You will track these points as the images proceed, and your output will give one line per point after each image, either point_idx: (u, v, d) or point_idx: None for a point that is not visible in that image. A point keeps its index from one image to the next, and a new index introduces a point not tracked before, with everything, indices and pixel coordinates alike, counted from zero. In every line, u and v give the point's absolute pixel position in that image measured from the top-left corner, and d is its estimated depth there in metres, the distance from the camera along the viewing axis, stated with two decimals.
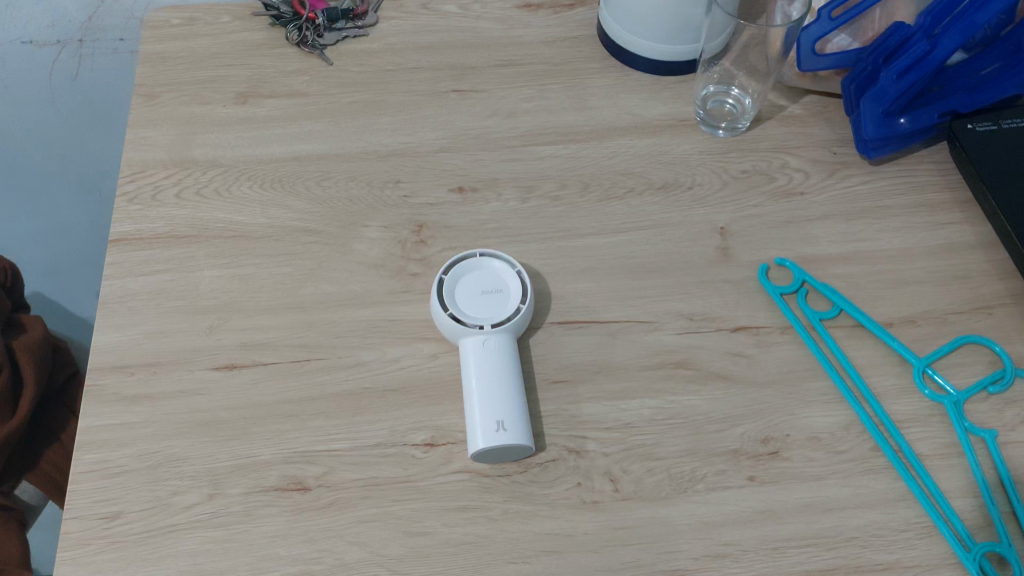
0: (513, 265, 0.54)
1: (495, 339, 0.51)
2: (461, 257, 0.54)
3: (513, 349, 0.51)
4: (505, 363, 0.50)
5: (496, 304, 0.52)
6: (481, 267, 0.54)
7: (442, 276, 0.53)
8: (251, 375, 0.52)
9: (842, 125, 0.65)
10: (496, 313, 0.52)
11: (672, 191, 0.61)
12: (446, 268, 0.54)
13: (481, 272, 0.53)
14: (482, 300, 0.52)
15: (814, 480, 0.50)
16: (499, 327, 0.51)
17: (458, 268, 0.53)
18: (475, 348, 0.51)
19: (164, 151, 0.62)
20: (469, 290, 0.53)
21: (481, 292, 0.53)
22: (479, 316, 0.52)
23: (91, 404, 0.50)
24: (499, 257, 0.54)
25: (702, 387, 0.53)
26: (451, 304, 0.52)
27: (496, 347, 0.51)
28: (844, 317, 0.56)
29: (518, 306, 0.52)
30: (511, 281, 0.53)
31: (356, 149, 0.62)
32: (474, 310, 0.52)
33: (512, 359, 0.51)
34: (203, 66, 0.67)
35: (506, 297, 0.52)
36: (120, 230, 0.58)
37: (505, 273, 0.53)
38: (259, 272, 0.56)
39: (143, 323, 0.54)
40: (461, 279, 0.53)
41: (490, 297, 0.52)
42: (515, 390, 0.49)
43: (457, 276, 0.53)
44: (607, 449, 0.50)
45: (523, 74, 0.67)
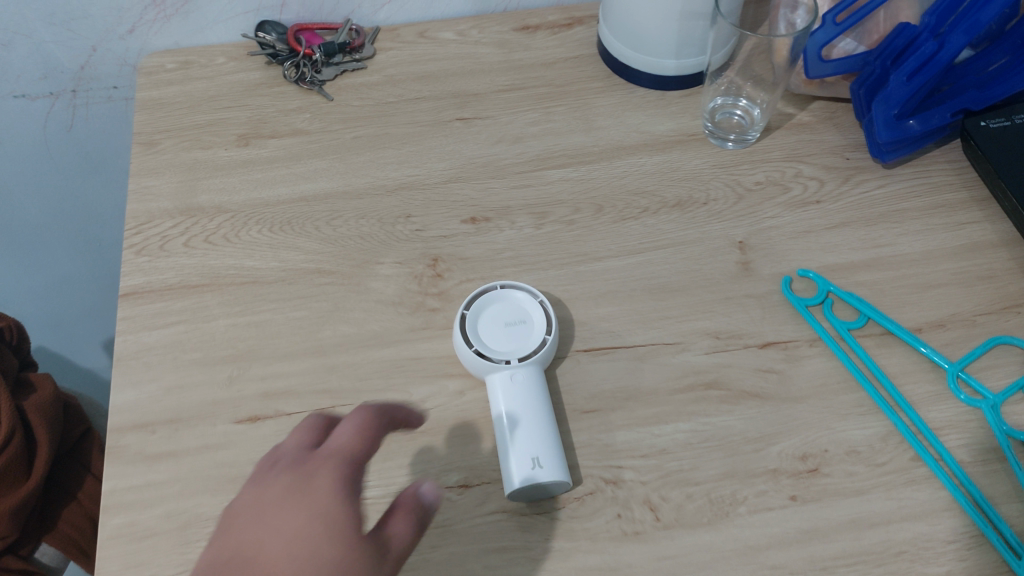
0: (535, 295, 0.53)
1: (524, 371, 0.50)
2: (480, 290, 0.53)
3: (542, 382, 0.50)
4: (536, 397, 0.49)
5: (521, 335, 0.51)
6: (501, 298, 0.53)
7: (462, 311, 0.52)
8: (275, 425, 0.50)
9: (852, 130, 0.65)
10: (522, 345, 0.51)
11: (687, 208, 0.60)
12: (468, 302, 0.53)
13: (503, 304, 0.53)
14: (506, 332, 0.52)
15: (856, 496, 0.49)
16: (528, 360, 0.50)
17: (478, 302, 0.53)
18: (504, 382, 0.49)
19: (169, 200, 0.61)
20: (493, 323, 0.52)
21: (504, 323, 0.52)
22: (506, 349, 0.51)
23: (114, 465, 0.49)
24: (520, 287, 0.53)
25: (735, 407, 0.52)
26: (475, 339, 0.51)
27: (525, 380, 0.49)
28: (872, 325, 0.55)
29: (544, 336, 0.51)
30: (534, 311, 0.52)
31: (363, 186, 0.61)
32: (499, 344, 0.51)
33: (543, 392, 0.50)
34: (202, 110, 0.66)
35: (530, 329, 0.52)
36: (130, 283, 0.56)
37: (527, 304, 0.53)
38: (275, 318, 0.55)
39: (161, 377, 0.52)
40: (482, 313, 0.52)
41: (515, 328, 0.52)
42: (549, 425, 0.48)
43: (478, 310, 0.52)
44: (643, 477, 0.49)
45: (526, 98, 0.67)
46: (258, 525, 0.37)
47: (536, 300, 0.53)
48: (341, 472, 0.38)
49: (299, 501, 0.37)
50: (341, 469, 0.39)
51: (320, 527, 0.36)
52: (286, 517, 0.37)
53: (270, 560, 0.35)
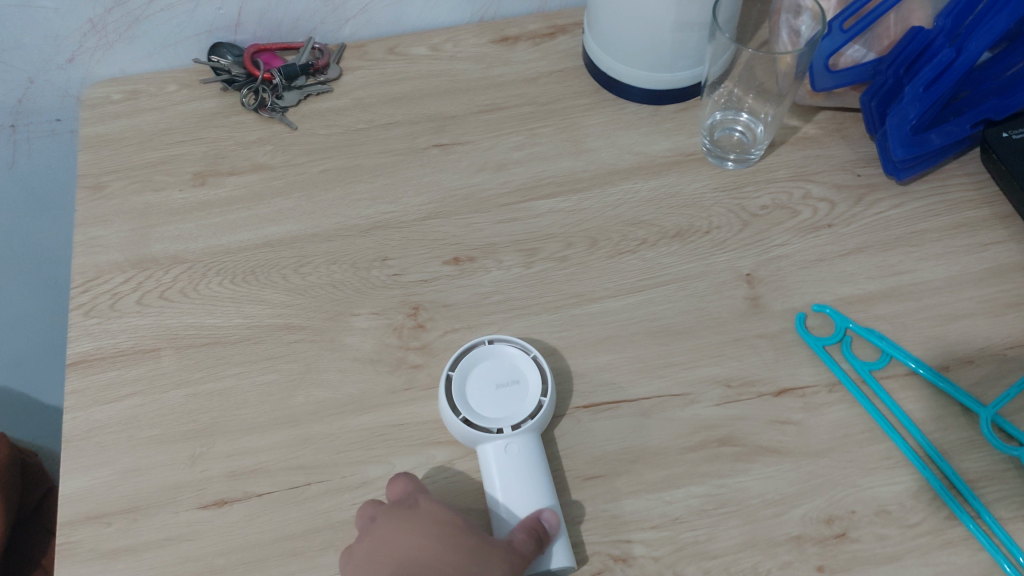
0: (528, 350, 0.48)
1: (518, 441, 0.45)
2: (468, 349, 0.48)
3: (540, 452, 0.45)
4: (533, 471, 0.44)
5: (514, 398, 0.46)
6: (491, 356, 0.48)
7: (448, 373, 0.48)
8: (245, 510, 0.45)
9: (862, 143, 0.60)
10: (515, 410, 0.46)
11: (688, 237, 0.55)
12: (453, 363, 0.48)
13: (493, 363, 0.48)
14: (497, 394, 0.47)
15: (889, 564, 0.44)
16: (523, 429, 0.45)
17: (466, 362, 0.48)
18: (497, 455, 0.45)
19: (120, 251, 0.55)
20: (482, 385, 0.47)
21: (495, 385, 0.47)
22: (498, 416, 0.46)
23: (65, 565, 0.44)
24: (511, 343, 0.48)
25: (751, 466, 0.47)
26: (463, 406, 0.46)
27: (520, 452, 0.45)
28: (895, 365, 0.50)
29: (539, 399, 0.46)
30: (528, 369, 0.48)
31: (334, 226, 0.56)
32: (489, 409, 0.46)
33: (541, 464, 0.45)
34: (153, 146, 0.60)
35: (524, 390, 0.47)
36: (78, 350, 0.51)
37: (520, 361, 0.48)
38: (241, 384, 0.50)
39: (116, 460, 0.47)
40: (471, 374, 0.48)
41: (507, 390, 0.47)
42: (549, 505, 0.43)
43: (466, 372, 0.48)
44: (655, 552, 0.45)
45: (508, 119, 0.61)
46: (398, 543, 0.41)
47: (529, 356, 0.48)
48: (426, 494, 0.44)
49: (416, 518, 0.42)
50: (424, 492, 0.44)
51: (452, 528, 0.41)
52: (414, 530, 0.41)
53: (433, 561, 0.40)
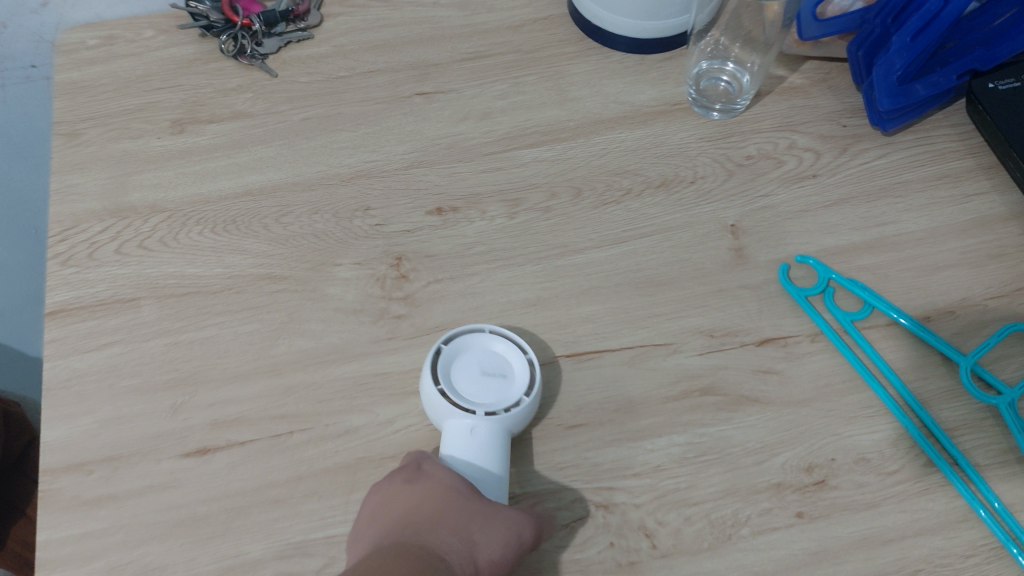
0: (525, 350, 0.47)
1: (488, 427, 0.43)
2: (464, 331, 0.47)
3: (505, 447, 0.44)
4: (493, 461, 0.43)
5: (496, 390, 0.45)
6: (486, 344, 0.47)
7: (439, 345, 0.46)
8: (228, 459, 0.45)
9: (849, 93, 0.59)
10: (495, 400, 0.44)
11: (674, 188, 0.55)
12: (447, 339, 0.47)
13: (485, 351, 0.46)
14: (480, 381, 0.45)
15: (867, 510, 0.45)
16: (495, 418, 0.43)
17: (460, 342, 0.46)
18: (461, 436, 0.43)
19: (98, 199, 0.54)
20: (469, 368, 0.46)
21: (480, 371, 0.46)
22: (473, 399, 0.44)
23: (47, 514, 0.44)
24: (510, 338, 0.47)
25: (733, 415, 0.48)
26: (443, 379, 0.45)
27: (486, 437, 0.43)
28: (877, 316, 0.51)
29: (522, 397, 0.44)
30: (520, 368, 0.46)
31: (316, 175, 0.55)
32: (468, 392, 0.45)
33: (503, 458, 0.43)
34: (130, 93, 0.59)
35: (508, 386, 0.45)
36: (56, 300, 0.50)
37: (514, 358, 0.46)
38: (222, 334, 0.49)
39: (96, 409, 0.47)
40: (460, 354, 0.46)
41: (492, 380, 0.45)
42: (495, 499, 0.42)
43: (457, 350, 0.46)
44: (637, 499, 0.45)
45: (492, 67, 0.60)
46: (402, 499, 0.40)
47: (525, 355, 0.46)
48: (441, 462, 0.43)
49: (424, 479, 0.41)
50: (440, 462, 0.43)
51: (454, 491, 0.40)
52: (419, 489, 0.40)
53: (426, 518, 0.39)
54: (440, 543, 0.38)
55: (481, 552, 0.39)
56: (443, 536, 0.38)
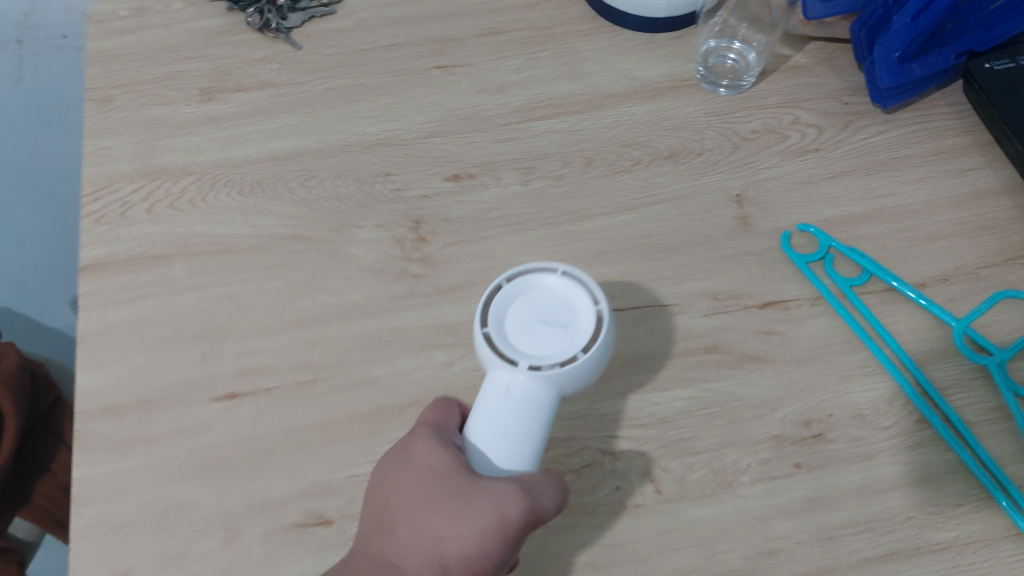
0: (596, 300, 0.41)
1: (529, 384, 0.40)
2: (537, 272, 0.42)
3: (545, 409, 0.40)
4: (524, 430, 0.40)
5: (551, 340, 0.40)
6: (553, 289, 0.42)
7: (501, 282, 0.42)
8: (255, 404, 0.48)
9: (851, 72, 0.61)
10: (547, 351, 0.40)
11: (682, 159, 0.57)
12: (511, 275, 0.42)
13: (551, 296, 0.42)
14: (535, 330, 0.41)
15: (862, 462, 0.47)
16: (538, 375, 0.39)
17: (526, 282, 0.42)
18: (497, 393, 0.40)
19: (129, 162, 0.57)
20: (528, 313, 0.41)
21: (540, 321, 0.41)
22: (522, 347, 0.41)
23: (83, 452, 0.46)
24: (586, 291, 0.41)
25: (736, 371, 0.50)
26: (495, 321, 0.41)
27: (524, 396, 0.40)
28: (875, 282, 0.53)
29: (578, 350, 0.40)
30: (584, 321, 0.41)
31: (338, 142, 0.58)
32: (520, 338, 0.41)
33: (538, 424, 0.40)
34: (160, 62, 0.61)
35: (568, 336, 0.41)
36: (91, 255, 0.53)
37: (579, 308, 0.41)
38: (249, 289, 0.52)
39: (130, 357, 0.49)
40: (523, 297, 0.42)
41: (548, 330, 0.41)
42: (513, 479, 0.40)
43: (521, 290, 0.42)
44: (643, 447, 0.48)
45: (508, 43, 0.62)
46: (390, 488, 0.42)
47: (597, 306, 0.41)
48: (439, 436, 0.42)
49: (406, 466, 0.42)
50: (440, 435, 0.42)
51: (427, 484, 0.41)
52: (402, 478, 0.42)
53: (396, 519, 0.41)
54: (398, 547, 0.40)
55: (446, 552, 0.39)
56: (406, 539, 0.40)
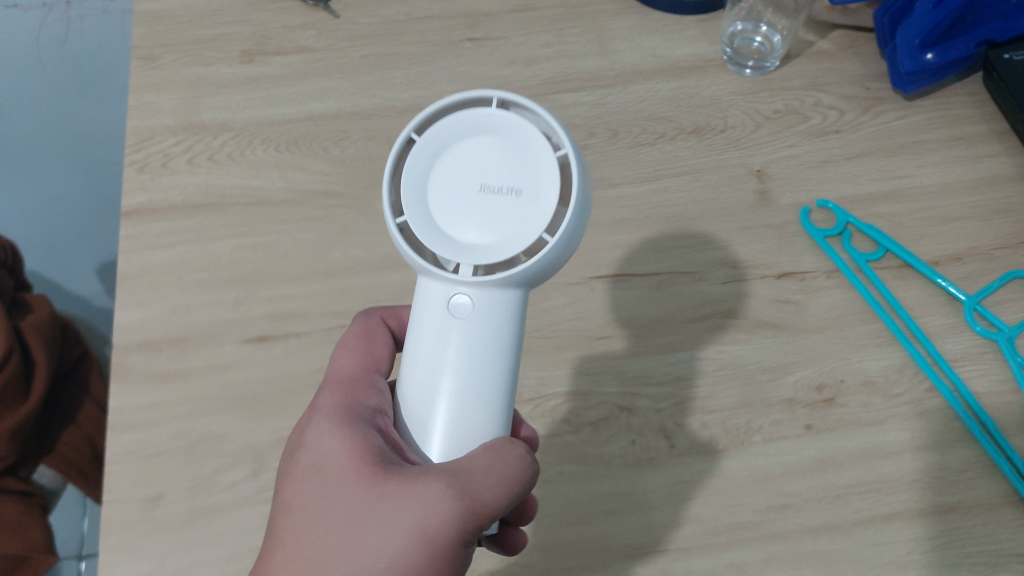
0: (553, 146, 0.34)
1: (477, 292, 0.35)
2: (465, 113, 0.35)
3: (504, 318, 0.36)
4: (475, 356, 0.35)
5: (496, 206, 0.34)
6: (489, 134, 0.35)
7: (411, 133, 0.36)
8: (285, 346, 0.50)
9: (874, 59, 0.63)
10: (491, 226, 0.34)
11: (705, 135, 0.59)
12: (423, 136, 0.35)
13: (486, 144, 0.35)
14: (471, 199, 0.35)
15: (871, 426, 0.48)
16: (481, 279, 0.34)
17: (444, 127, 0.35)
18: (439, 310, 0.36)
19: (172, 116, 0.59)
20: (458, 174, 0.35)
21: (478, 184, 0.35)
22: (457, 224, 0.35)
23: (121, 383, 0.48)
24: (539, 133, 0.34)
25: (752, 336, 0.51)
26: (415, 199, 0.35)
27: (479, 319, 0.35)
28: (890, 258, 0.54)
29: (539, 223, 0.34)
30: (545, 175, 0.34)
31: (372, 106, 0.60)
32: (452, 213, 0.35)
33: (493, 340, 0.36)
34: (203, 24, 0.63)
35: (517, 204, 0.34)
36: (132, 201, 0.55)
37: (536, 157, 0.34)
38: (283, 240, 0.54)
39: (167, 298, 0.51)
40: (445, 150, 0.35)
41: (492, 196, 0.35)
42: (473, 430, 0.35)
43: (439, 142, 0.35)
44: (658, 404, 0.49)
45: (539, 19, 0.64)
46: (288, 492, 0.35)
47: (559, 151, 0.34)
48: (348, 402, 0.38)
49: (309, 470, 0.35)
50: (348, 402, 0.37)
51: (326, 483, 0.34)
52: (300, 482, 0.35)
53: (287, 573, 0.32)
54: None
55: None
56: None
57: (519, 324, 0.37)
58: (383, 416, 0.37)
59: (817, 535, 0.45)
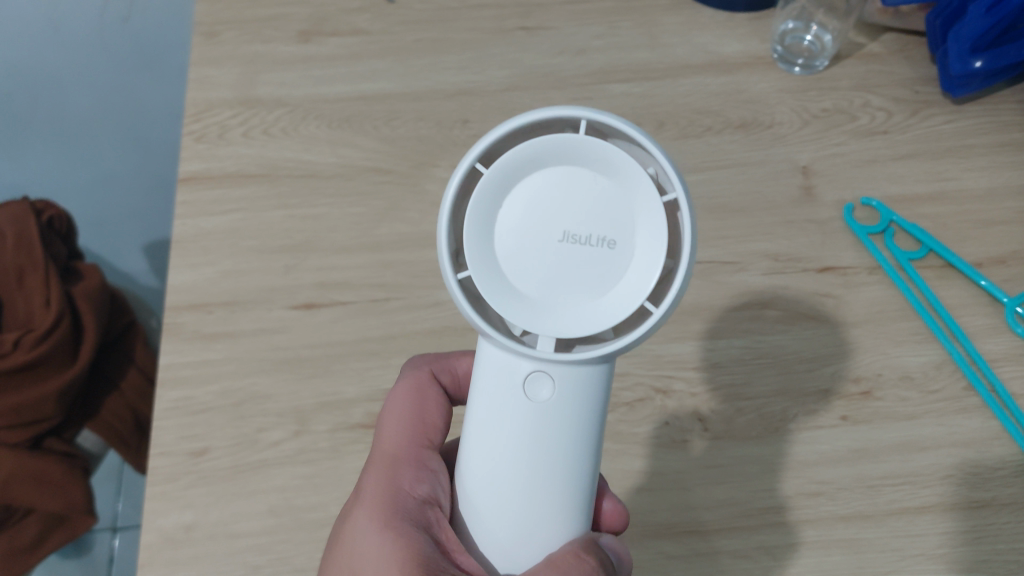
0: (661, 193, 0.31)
1: (555, 368, 0.33)
2: (546, 142, 0.31)
3: (587, 397, 0.33)
4: (554, 440, 0.33)
5: (586, 263, 0.32)
6: (574, 170, 0.31)
7: (475, 163, 0.32)
8: (331, 314, 0.51)
9: (923, 64, 0.63)
10: (578, 287, 0.32)
11: (752, 130, 0.59)
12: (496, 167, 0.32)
13: (571, 183, 0.32)
14: (553, 252, 0.32)
15: (908, 420, 0.48)
16: (566, 356, 0.32)
17: (517, 161, 0.31)
18: (511, 384, 0.33)
19: (229, 90, 0.60)
20: (536, 219, 0.32)
21: (560, 231, 0.32)
22: (538, 282, 0.32)
23: (171, 341, 0.50)
24: (643, 176, 0.31)
25: (791, 327, 0.52)
26: (482, 252, 0.32)
27: (558, 397, 0.33)
28: (933, 258, 0.54)
29: (638, 289, 0.31)
30: (647, 228, 0.31)
31: (424, 89, 0.61)
32: (529, 270, 0.32)
33: (575, 418, 0.33)
34: (263, 4, 0.65)
35: (612, 259, 0.32)
36: (189, 168, 0.56)
37: (635, 204, 0.31)
38: (332, 213, 0.55)
39: (219, 262, 0.53)
40: (518, 189, 0.32)
41: (579, 249, 0.32)
42: (551, 520, 0.33)
43: (512, 177, 0.32)
44: (694, 388, 0.50)
45: (591, 12, 0.65)
46: None
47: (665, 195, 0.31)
48: (392, 493, 0.37)
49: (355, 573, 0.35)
50: (390, 493, 0.37)
51: None
52: None
53: None
54: None
55: None
56: None
57: (602, 394, 0.34)
58: (429, 505, 0.36)
59: (848, 523, 0.46)
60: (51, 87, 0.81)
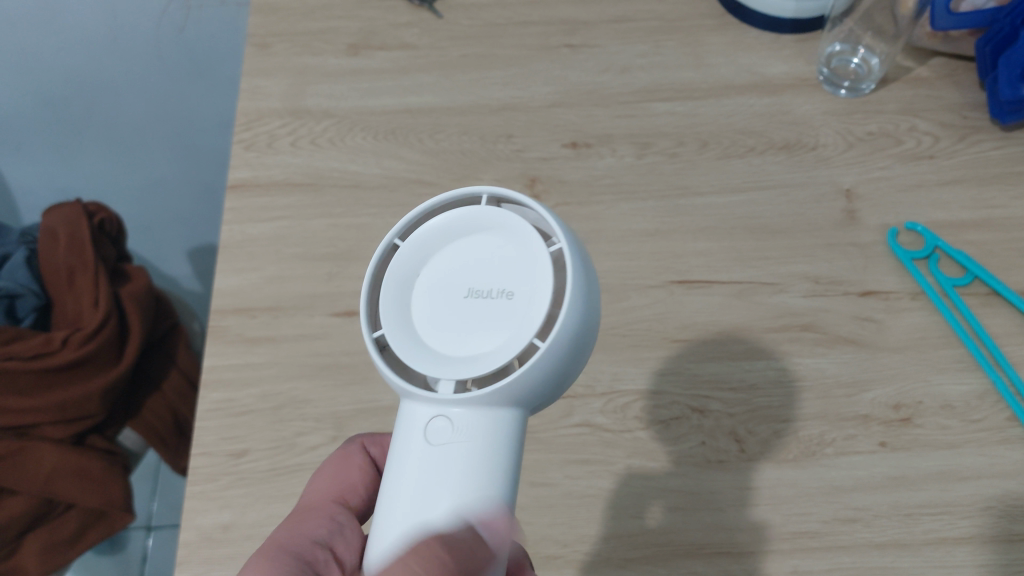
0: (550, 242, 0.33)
1: (456, 414, 0.33)
2: (452, 214, 0.35)
3: (494, 442, 0.33)
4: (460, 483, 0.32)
5: (488, 311, 0.33)
6: (477, 236, 0.35)
7: (393, 240, 0.36)
8: None
9: (973, 89, 0.61)
10: (479, 333, 0.33)
11: (795, 150, 0.59)
12: (410, 242, 0.36)
13: (475, 247, 0.35)
14: (461, 308, 0.34)
15: (947, 449, 0.47)
16: (467, 395, 0.32)
17: (428, 233, 0.36)
18: (417, 433, 0.33)
19: (280, 101, 0.62)
20: (447, 280, 0.35)
21: (468, 288, 0.34)
22: (443, 334, 0.34)
23: (216, 343, 0.51)
24: (529, 228, 0.34)
25: (830, 350, 0.51)
26: (393, 310, 0.35)
27: (462, 442, 0.33)
28: (978, 285, 0.53)
29: (531, 321, 0.32)
30: (537, 270, 0.33)
31: (468, 103, 0.62)
32: (437, 326, 0.34)
33: (485, 461, 0.33)
34: (314, 18, 0.67)
35: (509, 305, 0.33)
36: (238, 176, 0.58)
37: (526, 255, 0.34)
38: (375, 222, 0.56)
39: (264, 268, 0.54)
40: (433, 257, 0.36)
41: (481, 300, 0.34)
42: None
43: (426, 248, 0.36)
44: (731, 409, 0.50)
45: (636, 31, 0.66)
46: None
47: (553, 245, 0.33)
48: (291, 535, 0.38)
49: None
50: (289, 535, 0.38)
51: None
52: None
53: None
54: None
55: None
56: None
57: (517, 449, 0.34)
58: (321, 549, 0.37)
59: (883, 551, 0.45)
60: (104, 93, 0.83)
